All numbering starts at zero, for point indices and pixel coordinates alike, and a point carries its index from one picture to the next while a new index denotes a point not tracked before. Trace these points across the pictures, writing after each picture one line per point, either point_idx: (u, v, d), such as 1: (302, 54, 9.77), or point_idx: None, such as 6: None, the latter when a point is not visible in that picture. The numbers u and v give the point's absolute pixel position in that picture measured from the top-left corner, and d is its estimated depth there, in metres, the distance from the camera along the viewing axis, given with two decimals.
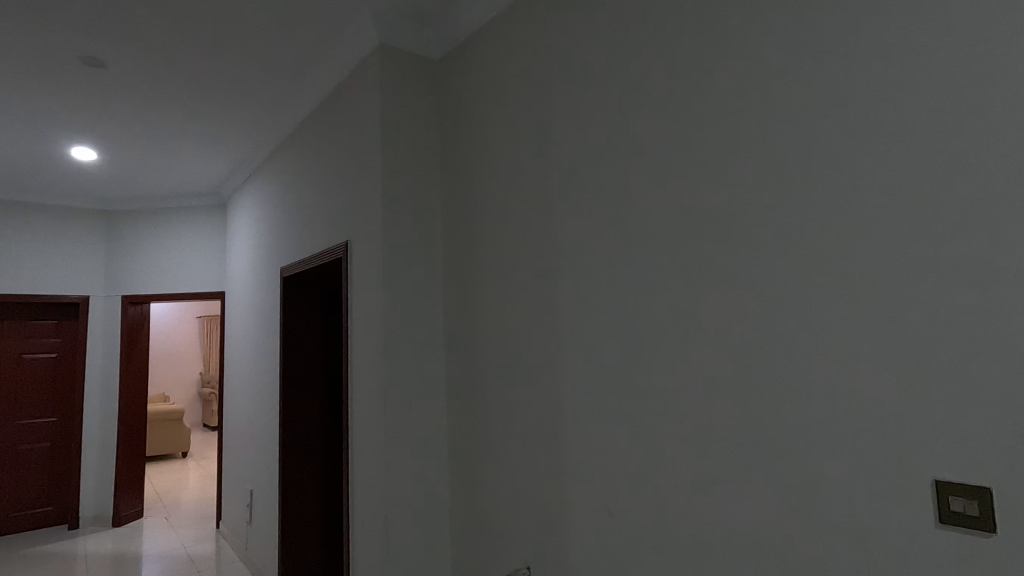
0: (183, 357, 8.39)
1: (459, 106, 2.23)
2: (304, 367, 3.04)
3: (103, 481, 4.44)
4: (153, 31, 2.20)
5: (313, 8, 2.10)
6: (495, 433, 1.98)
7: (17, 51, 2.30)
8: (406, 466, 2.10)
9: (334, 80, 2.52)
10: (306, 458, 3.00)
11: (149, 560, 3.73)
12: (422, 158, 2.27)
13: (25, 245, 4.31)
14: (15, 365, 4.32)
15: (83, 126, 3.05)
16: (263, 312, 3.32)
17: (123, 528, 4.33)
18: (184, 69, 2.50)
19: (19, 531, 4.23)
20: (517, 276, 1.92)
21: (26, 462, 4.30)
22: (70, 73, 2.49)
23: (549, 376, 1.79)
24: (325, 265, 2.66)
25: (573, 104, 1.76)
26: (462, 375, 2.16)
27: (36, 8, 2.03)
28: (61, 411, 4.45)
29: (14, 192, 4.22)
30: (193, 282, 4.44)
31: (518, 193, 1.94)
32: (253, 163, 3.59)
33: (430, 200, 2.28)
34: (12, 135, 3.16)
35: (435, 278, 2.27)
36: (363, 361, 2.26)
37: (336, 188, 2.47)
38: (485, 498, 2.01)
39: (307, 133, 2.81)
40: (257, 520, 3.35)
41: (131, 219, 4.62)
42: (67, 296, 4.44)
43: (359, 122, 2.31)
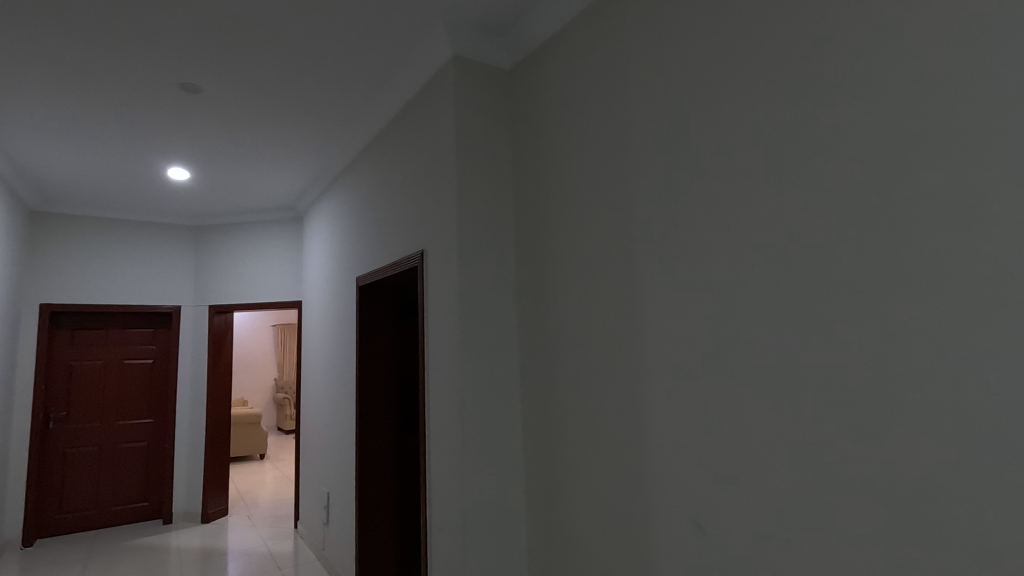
0: (259, 363, 8.84)
1: (532, 112, 2.24)
2: (378, 373, 3.12)
3: (192, 480, 4.72)
4: (243, 57, 2.35)
5: (390, 25, 2.17)
6: (572, 441, 1.95)
7: (126, 80, 2.51)
8: (482, 472, 2.11)
9: (408, 93, 2.59)
10: (381, 463, 3.08)
11: (234, 556, 3.93)
12: (494, 166, 2.29)
13: (126, 260, 4.70)
14: (117, 370, 4.68)
15: (180, 147, 3.29)
16: (340, 320, 3.44)
17: (210, 525, 4.59)
18: (269, 91, 2.65)
19: (120, 523, 4.58)
20: (593, 281, 1.89)
21: (126, 459, 4.66)
22: (169, 99, 2.70)
23: (628, 383, 1.75)
24: (399, 275, 2.73)
25: (650, 103, 1.71)
26: (537, 381, 2.15)
27: (142, 42, 2.22)
28: (156, 413, 4.78)
29: (116, 210, 4.62)
30: (273, 292, 4.68)
31: (593, 197, 1.92)
32: (328, 176, 3.75)
33: (502, 207, 2.30)
34: (120, 158, 3.45)
35: (508, 285, 2.28)
36: (439, 367, 2.30)
37: (411, 199, 2.54)
38: (563, 506, 1.98)
39: (381, 146, 2.91)
40: (334, 521, 3.47)
41: (217, 234, 4.93)
42: (161, 306, 4.79)
43: (433, 134, 2.36)
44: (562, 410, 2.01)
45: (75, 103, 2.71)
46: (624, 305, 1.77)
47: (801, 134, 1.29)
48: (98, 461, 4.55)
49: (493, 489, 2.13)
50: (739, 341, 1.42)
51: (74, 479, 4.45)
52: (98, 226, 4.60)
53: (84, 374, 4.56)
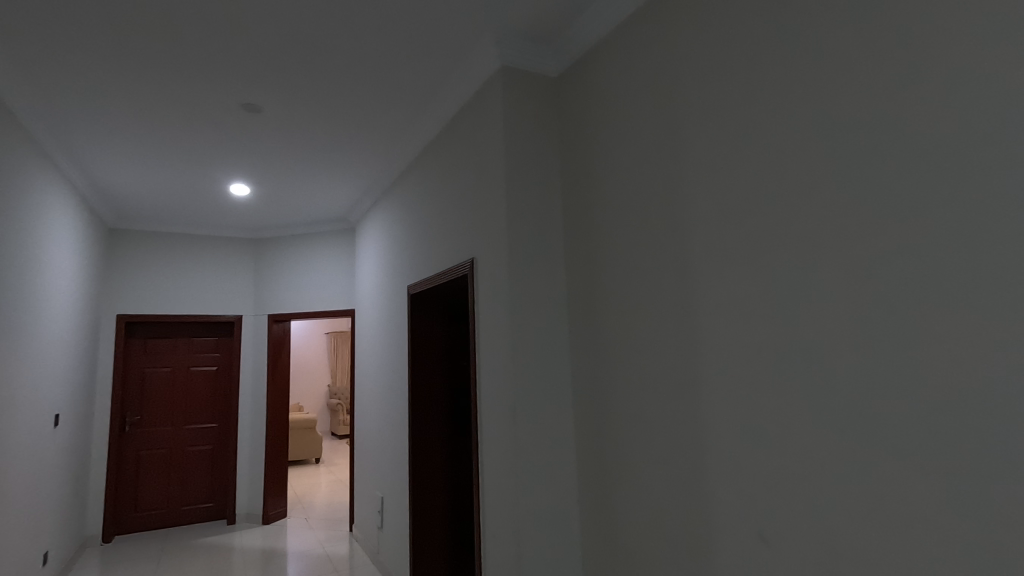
0: (314, 370, 9.15)
1: (580, 117, 2.23)
2: (429, 379, 3.18)
3: (254, 482, 4.92)
4: (301, 77, 2.46)
5: (439, 40, 2.23)
6: (626, 449, 1.92)
7: (194, 104, 2.67)
8: (534, 479, 2.11)
9: (457, 104, 2.64)
10: (433, 469, 3.12)
11: (294, 557, 4.06)
12: (543, 173, 2.30)
13: (193, 272, 4.97)
14: (185, 377, 4.94)
15: (242, 164, 3.46)
16: (392, 327, 3.52)
17: (271, 526, 4.77)
18: (324, 108, 2.76)
19: (189, 522, 4.81)
20: (645, 286, 1.87)
21: (194, 462, 4.90)
22: (232, 120, 2.85)
23: (683, 390, 1.71)
24: (450, 282, 2.78)
25: (703, 105, 1.68)
26: (589, 388, 2.13)
27: (209, 67, 2.36)
28: (221, 418, 5.02)
29: (185, 226, 4.90)
30: (327, 301, 4.84)
31: (643, 202, 1.89)
32: (379, 188, 3.86)
33: (551, 214, 2.30)
34: (188, 176, 3.67)
35: (558, 291, 2.27)
36: (491, 373, 2.31)
37: (461, 208, 2.58)
38: (618, 515, 1.96)
39: (430, 158, 2.98)
40: (388, 525, 3.53)
41: (275, 246, 5.15)
42: (224, 316, 5.04)
43: (482, 143, 2.39)
44: (616, 417, 1.98)
45: (151, 127, 2.91)
46: (679, 311, 1.74)
47: (868, 130, 1.24)
48: (168, 463, 4.81)
49: (546, 497, 2.12)
50: (803, 347, 1.36)
51: (147, 479, 4.72)
52: (168, 241, 4.90)
53: (156, 380, 4.84)
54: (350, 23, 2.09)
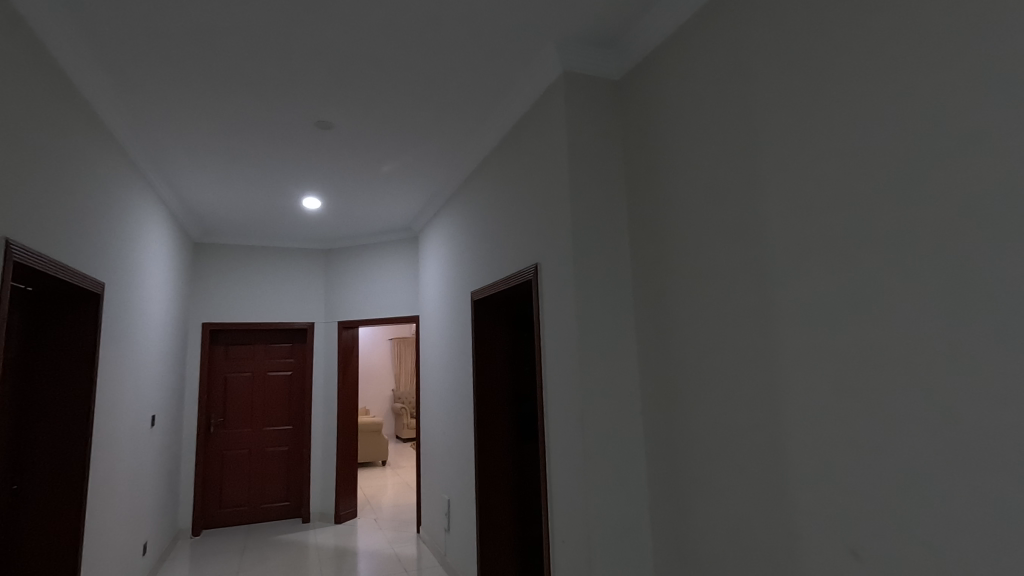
0: (379, 375, 9.45)
1: (645, 119, 2.20)
2: (494, 385, 3.21)
3: (326, 483, 5.13)
4: (371, 94, 2.57)
5: (502, 50, 2.26)
6: (700, 456, 1.87)
7: (273, 123, 2.84)
8: (603, 487, 2.08)
9: (519, 111, 2.66)
10: (499, 474, 3.15)
11: (364, 556, 4.20)
12: (607, 176, 2.28)
13: (269, 282, 5.26)
14: (263, 381, 5.23)
15: (314, 179, 3.64)
16: (456, 333, 3.59)
17: (342, 525, 4.96)
18: (392, 122, 2.87)
19: (268, 519, 5.08)
20: (717, 290, 1.82)
21: (272, 462, 5.17)
22: (307, 137, 3.01)
23: (760, 397, 1.65)
24: (514, 288, 2.81)
25: (778, 99, 1.61)
26: (659, 394, 2.09)
27: (287, 90, 2.51)
28: (296, 420, 5.27)
29: (261, 238, 5.20)
30: (393, 308, 5.00)
31: (713, 202, 1.84)
32: (442, 196, 3.95)
33: (616, 217, 2.28)
34: (266, 192, 3.90)
35: (624, 295, 2.25)
36: (557, 379, 2.31)
37: (524, 214, 2.61)
38: (692, 525, 1.90)
39: (492, 166, 3.03)
40: (455, 529, 3.59)
41: (344, 255, 5.37)
42: (298, 323, 5.30)
43: (545, 150, 2.41)
44: (688, 424, 1.93)
45: (233, 146, 3.11)
46: (755, 313, 1.67)
47: (966, 120, 1.15)
48: (249, 463, 5.09)
49: (616, 504, 2.09)
50: (897, 351, 1.27)
51: (230, 478, 5.01)
52: (247, 253, 5.21)
53: (237, 384, 5.15)
54: (418, 39, 2.16)
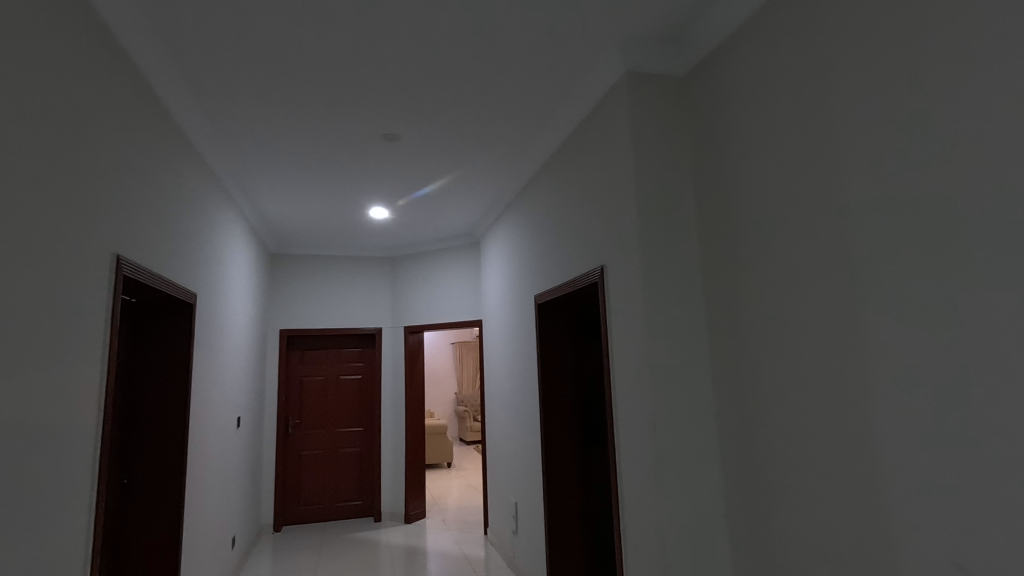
0: (442, 379, 9.64)
1: (712, 115, 2.15)
2: (560, 387, 3.21)
3: (396, 483, 5.29)
4: (435, 105, 2.65)
5: (563, 55, 2.27)
6: (780, 460, 1.80)
7: (344, 138, 2.98)
8: (677, 492, 2.04)
9: (581, 113, 2.66)
10: (566, 477, 3.14)
11: (434, 556, 4.29)
12: (673, 173, 2.24)
13: (339, 290, 5.50)
14: (336, 384, 5.46)
15: (381, 189, 3.78)
16: (520, 336, 3.62)
17: (412, 525, 5.10)
18: (455, 132, 2.94)
19: (342, 517, 5.29)
20: (795, 287, 1.74)
21: (345, 462, 5.38)
22: (376, 150, 3.14)
23: (847, 400, 1.56)
24: (579, 291, 2.80)
25: (858, 85, 1.53)
26: (734, 396, 2.02)
27: (357, 105, 2.62)
28: (366, 422, 5.47)
29: (332, 248, 5.45)
30: (456, 313, 5.09)
31: (789, 197, 1.77)
32: (503, 201, 4.00)
33: (683, 214, 2.23)
34: (336, 204, 4.08)
35: (694, 294, 2.19)
36: (626, 380, 2.29)
37: (588, 216, 2.60)
38: (774, 532, 1.82)
39: (555, 170, 3.05)
40: (523, 532, 3.60)
41: (408, 262, 5.54)
42: (366, 329, 5.50)
43: (608, 151, 2.40)
44: (767, 427, 1.86)
45: (308, 162, 3.29)
46: (839, 311, 1.59)
47: None
48: (324, 463, 5.32)
49: (691, 509, 2.04)
50: (1004, 350, 1.18)
51: (307, 478, 5.25)
52: (319, 262, 5.47)
53: (312, 387, 5.40)
54: (480, 48, 2.20)
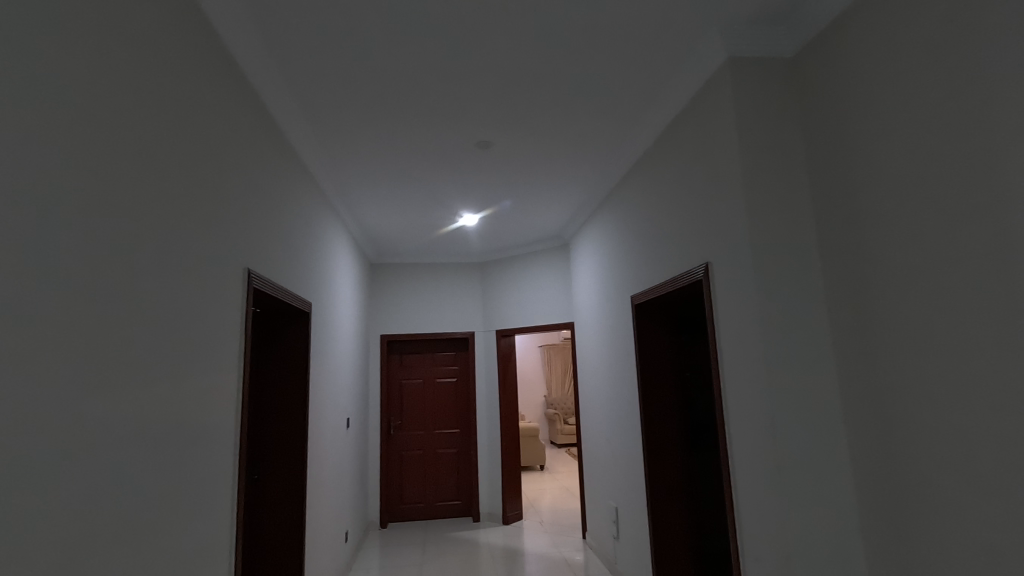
0: (530, 382, 9.71)
1: (826, 97, 1.99)
2: (661, 389, 3.11)
3: (493, 484, 5.38)
4: (528, 111, 2.68)
5: (658, 48, 2.21)
6: (920, 471, 1.63)
7: (440, 148, 3.08)
8: (802, 503, 1.90)
9: (678, 106, 2.57)
10: (672, 482, 3.03)
11: (534, 558, 4.30)
12: (787, 163, 2.10)
13: (433, 295, 5.69)
14: (432, 387, 5.66)
15: (472, 196, 3.87)
16: (616, 337, 3.55)
17: (511, 526, 5.15)
18: (546, 136, 2.96)
19: (442, 516, 5.45)
20: (933, 279, 1.57)
21: (443, 463, 5.54)
22: (468, 158, 3.22)
23: (1005, 406, 1.38)
24: (680, 289, 2.70)
25: (1008, 47, 1.35)
26: (864, 400, 1.85)
27: (452, 115, 2.71)
28: (462, 423, 5.61)
29: (425, 256, 5.66)
30: (547, 315, 5.10)
31: (921, 181, 1.60)
32: (592, 201, 3.95)
33: (798, 205, 2.08)
34: (431, 212, 4.23)
35: (813, 291, 2.04)
36: (739, 383, 2.17)
37: (689, 213, 2.51)
38: (917, 550, 1.65)
39: (649, 166, 2.98)
40: (625, 537, 3.52)
41: (498, 267, 5.64)
42: (459, 333, 5.66)
43: (710, 144, 2.30)
44: (905, 436, 1.68)
45: (405, 173, 3.44)
46: (991, 305, 1.41)
47: None
48: (424, 463, 5.51)
49: (818, 522, 1.89)
50: None
51: (409, 477, 5.47)
52: (414, 270, 5.70)
53: (411, 390, 5.62)
54: (574, 46, 2.17)
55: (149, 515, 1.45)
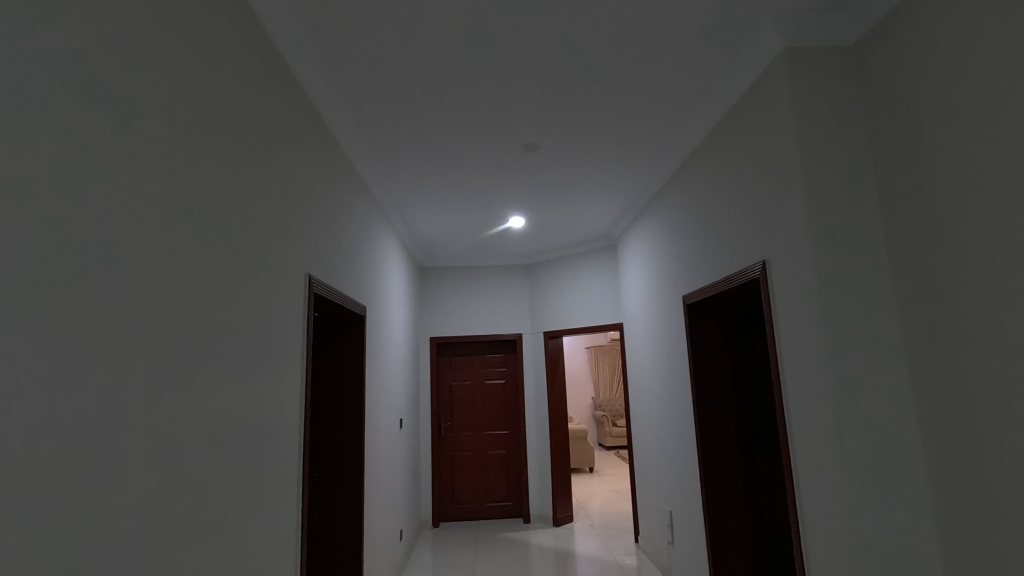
0: (578, 383, 9.66)
1: (891, 85, 1.90)
2: (715, 392, 3.03)
3: (543, 486, 5.38)
4: (575, 111, 2.68)
5: (708, 43, 2.17)
6: (1001, 477, 1.53)
7: (488, 151, 3.12)
8: (873, 510, 1.81)
9: (731, 100, 2.51)
10: (729, 486, 2.95)
11: (586, 560, 4.27)
12: (850, 155, 2.02)
13: (480, 298, 5.75)
14: (482, 388, 5.71)
15: (519, 198, 3.90)
16: (668, 338, 3.49)
17: (561, 528, 5.13)
18: (593, 136, 2.94)
19: (493, 516, 5.49)
20: (1012, 274, 1.47)
21: (493, 464, 5.58)
22: (516, 161, 3.25)
23: None
24: (735, 288, 2.63)
25: None
26: (939, 403, 1.75)
27: (499, 118, 2.74)
28: (511, 425, 5.64)
29: (472, 259, 5.73)
30: (595, 316, 5.06)
31: (996, 170, 1.51)
32: (641, 200, 3.90)
33: (863, 198, 1.99)
34: (479, 215, 4.28)
35: (881, 288, 1.94)
36: (801, 383, 2.09)
37: (744, 210, 2.45)
38: (1000, 562, 1.54)
39: (701, 163, 2.92)
40: (679, 542, 3.45)
41: (546, 269, 5.64)
42: (507, 334, 5.69)
43: (767, 139, 2.23)
44: (983, 440, 1.58)
45: (454, 177, 3.50)
46: None
47: None
48: (474, 464, 5.57)
49: (890, 530, 1.80)
50: None
51: (460, 477, 5.54)
52: (462, 273, 5.79)
53: (460, 391, 5.69)
54: (622, 44, 2.16)
55: (223, 508, 1.54)
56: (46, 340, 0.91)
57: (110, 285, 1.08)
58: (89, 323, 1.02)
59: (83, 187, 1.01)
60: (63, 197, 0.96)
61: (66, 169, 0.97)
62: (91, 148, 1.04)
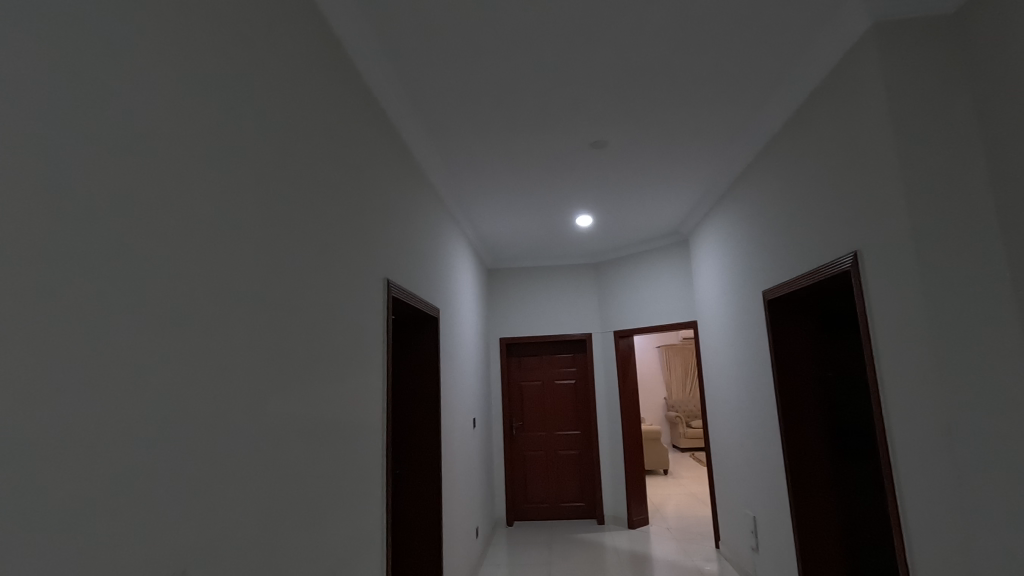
0: (650, 383, 9.45)
1: (1000, 55, 1.73)
2: (801, 392, 2.87)
3: (616, 487, 5.30)
4: (643, 106, 2.63)
5: (786, 25, 2.06)
6: None
7: (555, 151, 3.12)
8: (989, 521, 1.66)
9: (813, 83, 2.37)
10: (818, 491, 2.79)
11: (663, 565, 4.16)
12: (953, 135, 1.85)
13: (549, 298, 5.75)
14: (552, 388, 5.71)
15: (586, 197, 3.87)
16: (747, 336, 3.34)
17: (637, 531, 5.03)
18: (663, 130, 2.87)
19: (566, 517, 5.47)
20: None
21: (565, 464, 5.57)
22: (583, 159, 3.23)
23: None
24: (822, 282, 2.49)
25: None
26: None
27: (566, 117, 2.73)
28: (582, 425, 5.60)
29: (540, 259, 5.75)
30: (667, 314, 4.94)
31: None
32: (714, 193, 3.76)
33: (969, 181, 1.82)
34: (545, 216, 4.29)
35: (993, 279, 1.77)
36: (902, 383, 1.94)
37: (831, 199, 2.30)
38: None
39: (780, 152, 2.78)
40: (765, 549, 3.30)
41: (614, 267, 5.56)
42: (576, 334, 5.66)
43: (856, 122, 2.09)
44: None
45: (522, 178, 3.53)
46: None
47: None
48: (546, 464, 5.58)
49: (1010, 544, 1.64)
50: None
51: (532, 477, 5.56)
52: (529, 274, 5.82)
53: (530, 392, 5.72)
54: (692, 34, 2.09)
55: (313, 502, 1.63)
56: (155, 349, 1.00)
57: (210, 295, 1.18)
58: (192, 333, 1.11)
59: (187, 207, 1.11)
60: (166, 218, 1.05)
61: (174, 192, 1.08)
62: (190, 171, 1.13)
